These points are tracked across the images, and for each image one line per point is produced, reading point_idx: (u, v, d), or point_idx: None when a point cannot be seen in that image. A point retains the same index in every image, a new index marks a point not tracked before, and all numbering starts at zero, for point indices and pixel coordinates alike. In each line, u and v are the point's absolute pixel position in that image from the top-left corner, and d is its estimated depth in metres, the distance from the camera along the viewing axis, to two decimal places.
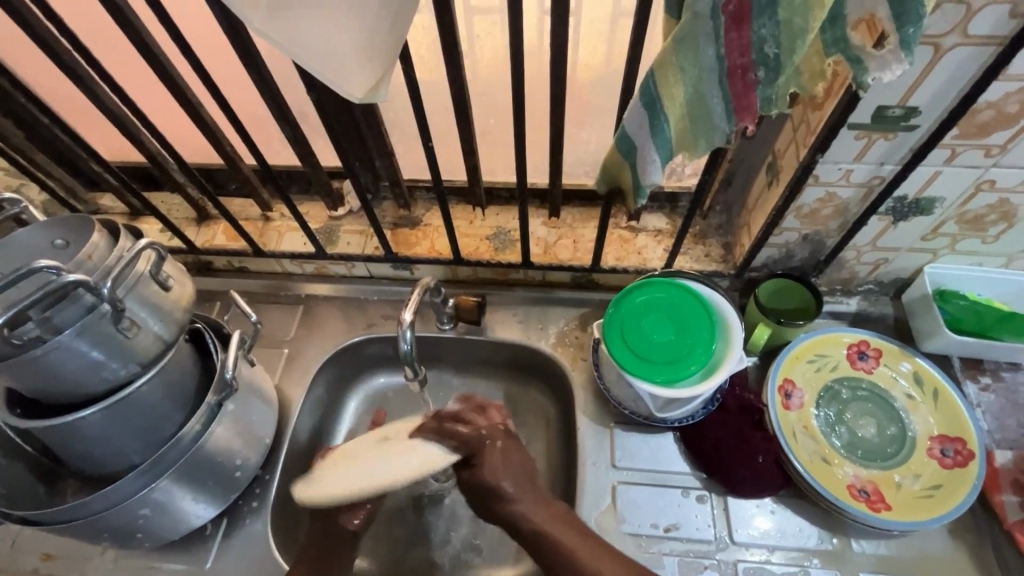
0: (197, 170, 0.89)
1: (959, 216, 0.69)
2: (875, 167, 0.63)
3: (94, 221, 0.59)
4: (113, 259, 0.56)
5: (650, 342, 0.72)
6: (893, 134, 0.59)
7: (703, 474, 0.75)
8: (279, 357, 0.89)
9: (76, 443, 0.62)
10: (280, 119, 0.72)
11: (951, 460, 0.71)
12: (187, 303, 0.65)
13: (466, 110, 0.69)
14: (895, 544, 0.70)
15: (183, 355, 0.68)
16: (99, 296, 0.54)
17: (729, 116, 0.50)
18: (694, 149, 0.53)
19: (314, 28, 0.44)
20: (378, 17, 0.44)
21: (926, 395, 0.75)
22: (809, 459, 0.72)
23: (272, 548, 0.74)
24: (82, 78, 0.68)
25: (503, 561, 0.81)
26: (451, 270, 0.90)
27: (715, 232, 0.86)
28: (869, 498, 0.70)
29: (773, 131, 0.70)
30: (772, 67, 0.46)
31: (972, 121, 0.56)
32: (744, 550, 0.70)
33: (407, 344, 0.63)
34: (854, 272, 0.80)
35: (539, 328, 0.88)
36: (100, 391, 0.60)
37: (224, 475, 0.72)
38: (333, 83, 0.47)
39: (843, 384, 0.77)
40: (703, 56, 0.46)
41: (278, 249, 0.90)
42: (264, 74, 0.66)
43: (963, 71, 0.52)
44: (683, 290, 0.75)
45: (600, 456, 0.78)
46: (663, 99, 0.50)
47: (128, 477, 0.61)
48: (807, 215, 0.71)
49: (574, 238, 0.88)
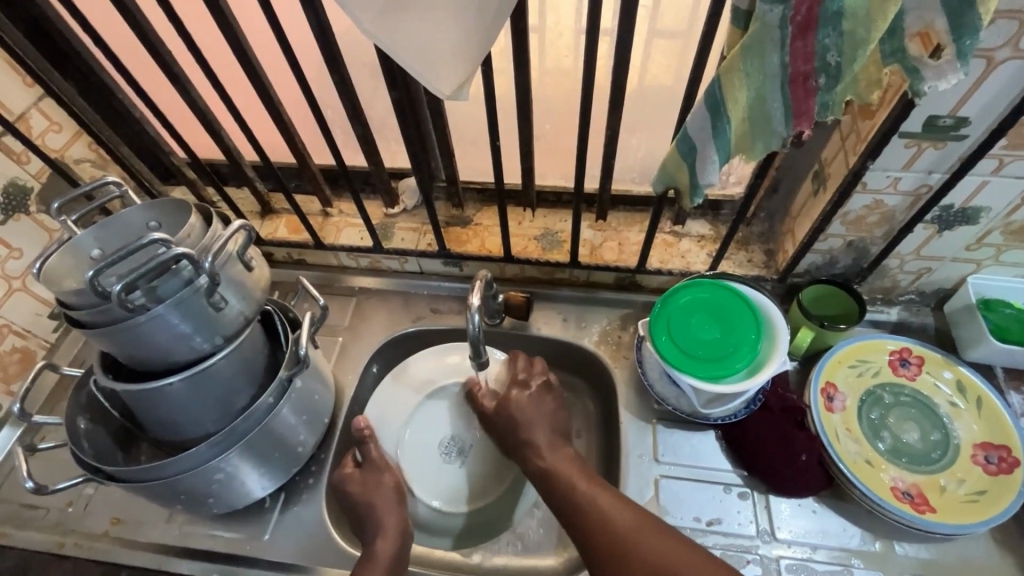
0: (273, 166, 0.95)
1: (1004, 227, 0.70)
2: (923, 176, 0.66)
3: (190, 205, 0.65)
4: (209, 238, 0.61)
5: (696, 340, 0.75)
6: (943, 143, 0.61)
7: (744, 472, 0.77)
8: (334, 345, 0.94)
9: (159, 408, 0.66)
10: (353, 118, 0.77)
11: (996, 467, 0.72)
12: (265, 284, 0.70)
13: (529, 114, 0.74)
14: (938, 548, 0.70)
15: (256, 334, 0.72)
16: (198, 270, 0.59)
17: (787, 120, 0.54)
18: (752, 150, 0.57)
19: (415, 30, 0.49)
20: (472, 22, 0.49)
21: (969, 403, 0.76)
22: (853, 460, 0.73)
23: (326, 524, 0.78)
24: (178, 76, 0.74)
25: (544, 551, 0.83)
26: (500, 268, 0.94)
27: (757, 239, 0.89)
28: (912, 500, 0.71)
29: (821, 141, 0.73)
30: (833, 75, 0.50)
31: (1020, 132, 0.59)
32: (786, 547, 0.71)
33: (475, 325, 0.69)
34: (896, 281, 0.82)
35: (582, 327, 0.92)
36: (186, 361, 0.65)
37: (287, 450, 0.75)
38: (425, 78, 0.52)
39: (886, 389, 0.78)
40: (768, 63, 0.50)
41: (336, 243, 0.95)
42: (345, 75, 0.72)
43: (1015, 83, 0.54)
44: (730, 291, 0.78)
45: (643, 451, 0.80)
46: (727, 103, 0.54)
47: (205, 443, 0.65)
48: (853, 221, 0.73)
49: (619, 240, 0.91)
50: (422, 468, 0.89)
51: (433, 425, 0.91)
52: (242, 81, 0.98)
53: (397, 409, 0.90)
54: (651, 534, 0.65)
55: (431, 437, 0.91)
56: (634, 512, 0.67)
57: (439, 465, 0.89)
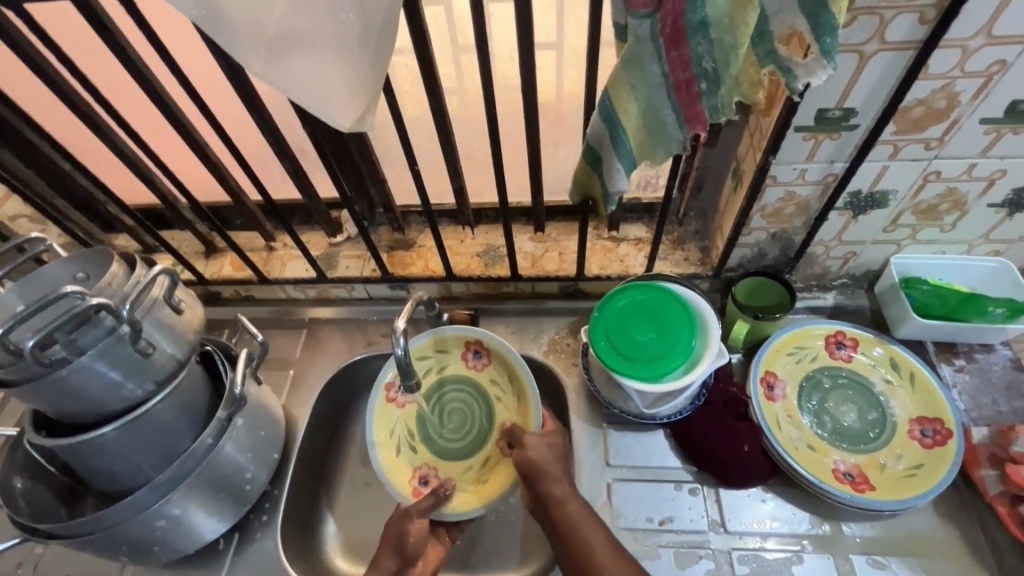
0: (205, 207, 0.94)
1: (913, 207, 0.73)
2: (827, 165, 0.68)
3: (113, 254, 0.65)
4: (130, 285, 0.61)
5: (633, 342, 0.76)
6: (838, 134, 0.64)
7: (694, 467, 0.77)
8: (285, 378, 0.94)
9: (94, 460, 0.66)
10: (280, 153, 0.78)
11: (931, 439, 0.74)
12: (198, 326, 0.70)
13: (449, 136, 0.76)
14: (882, 525, 0.71)
15: (195, 376, 0.72)
16: (119, 319, 0.59)
17: (681, 125, 0.56)
18: (654, 156, 0.59)
19: (303, 68, 0.50)
20: (360, 53, 0.50)
21: (902, 378, 0.78)
22: (796, 446, 0.75)
23: (283, 561, 0.77)
24: (100, 127, 0.74)
25: (507, 566, 0.82)
26: (445, 287, 0.95)
27: (692, 237, 0.91)
28: (853, 480, 0.72)
29: (732, 141, 0.76)
30: (712, 79, 0.52)
31: (906, 118, 0.62)
32: (738, 539, 0.72)
33: (402, 348, 0.68)
34: (825, 267, 0.84)
35: (532, 338, 0.93)
36: (118, 410, 0.65)
37: (235, 488, 0.75)
38: (324, 114, 0.52)
39: (825, 373, 0.80)
40: (649, 73, 0.52)
41: (281, 275, 0.96)
42: (265, 114, 0.73)
43: (891, 72, 0.57)
44: (663, 291, 0.79)
45: (594, 456, 0.80)
46: (620, 113, 0.56)
47: (142, 491, 0.65)
48: (772, 214, 0.76)
49: (560, 250, 0.93)
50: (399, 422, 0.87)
51: (442, 448, 0.87)
52: (148, 109, 1.00)
53: (405, 479, 0.84)
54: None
55: (439, 417, 0.89)
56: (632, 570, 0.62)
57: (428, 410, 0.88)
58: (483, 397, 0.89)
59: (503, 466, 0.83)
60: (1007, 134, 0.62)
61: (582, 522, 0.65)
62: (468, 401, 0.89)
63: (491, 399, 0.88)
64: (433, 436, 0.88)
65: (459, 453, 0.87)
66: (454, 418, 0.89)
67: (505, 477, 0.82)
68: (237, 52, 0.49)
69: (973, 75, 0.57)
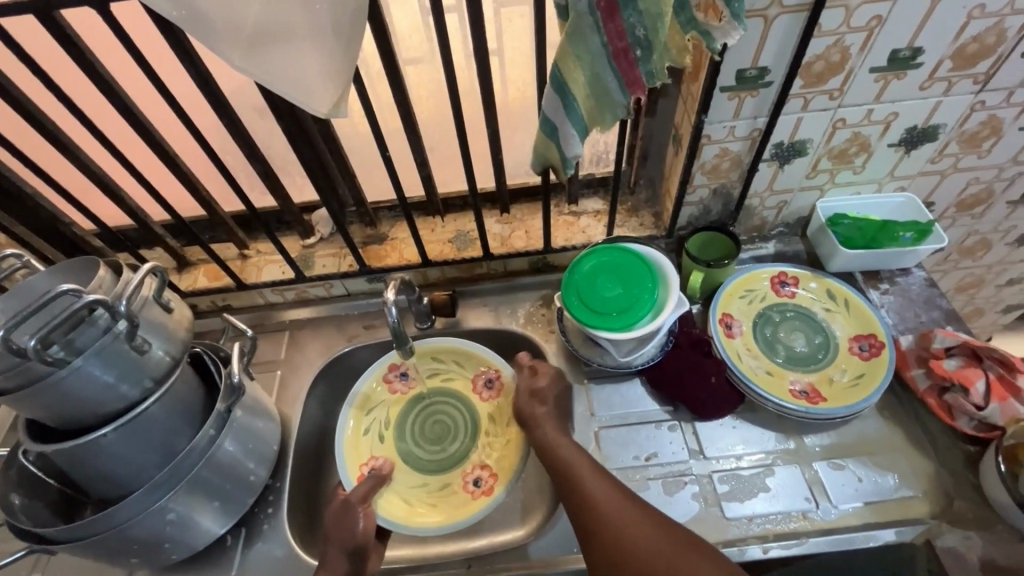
0: (190, 222, 0.95)
1: (828, 152, 0.84)
2: (751, 121, 0.78)
3: (98, 260, 0.67)
4: (121, 284, 0.63)
5: (603, 298, 0.83)
6: (756, 92, 0.74)
7: (670, 407, 0.85)
8: (273, 379, 0.96)
9: (95, 464, 0.66)
10: (251, 156, 0.81)
11: (868, 352, 0.84)
12: (188, 324, 0.72)
13: (414, 126, 0.81)
14: (837, 432, 0.80)
15: (188, 375, 0.73)
16: (115, 315, 0.60)
17: (623, 90, 0.64)
18: (603, 122, 0.66)
19: (281, 58, 0.54)
20: (333, 42, 0.54)
21: (839, 305, 0.88)
22: (755, 374, 0.84)
23: (292, 546, 0.80)
24: (66, 144, 0.75)
25: (511, 525, 0.87)
26: (421, 274, 0.99)
27: (644, 204, 0.99)
28: (808, 395, 0.81)
29: (669, 109, 0.85)
30: (646, 46, 0.60)
31: (810, 72, 0.72)
32: (716, 462, 0.79)
33: (395, 318, 0.74)
34: (763, 218, 0.95)
35: (509, 312, 0.98)
36: (117, 411, 0.66)
37: (239, 480, 0.77)
38: (303, 103, 0.57)
39: (773, 310, 0.90)
40: (592, 44, 0.60)
41: (258, 280, 0.98)
42: (234, 117, 0.76)
43: (792, 32, 0.67)
44: (625, 251, 0.86)
45: (580, 410, 0.86)
46: (570, 83, 0.63)
47: (148, 487, 0.66)
48: (710, 170, 0.85)
49: (526, 228, 0.99)
50: (385, 417, 0.93)
51: (412, 451, 0.91)
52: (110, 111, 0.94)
53: (358, 462, 0.87)
54: (654, 533, 0.63)
55: (423, 421, 0.94)
56: (629, 499, 0.67)
57: (418, 418, 0.94)
58: (474, 429, 0.93)
59: (459, 499, 0.86)
60: (893, 80, 0.73)
61: (567, 469, 0.71)
62: (457, 418, 0.93)
63: (478, 430, 0.93)
64: (406, 437, 0.92)
65: (426, 465, 0.90)
66: (437, 431, 0.93)
67: (461, 510, 0.84)
68: (217, 47, 0.52)
69: (858, 30, 0.67)
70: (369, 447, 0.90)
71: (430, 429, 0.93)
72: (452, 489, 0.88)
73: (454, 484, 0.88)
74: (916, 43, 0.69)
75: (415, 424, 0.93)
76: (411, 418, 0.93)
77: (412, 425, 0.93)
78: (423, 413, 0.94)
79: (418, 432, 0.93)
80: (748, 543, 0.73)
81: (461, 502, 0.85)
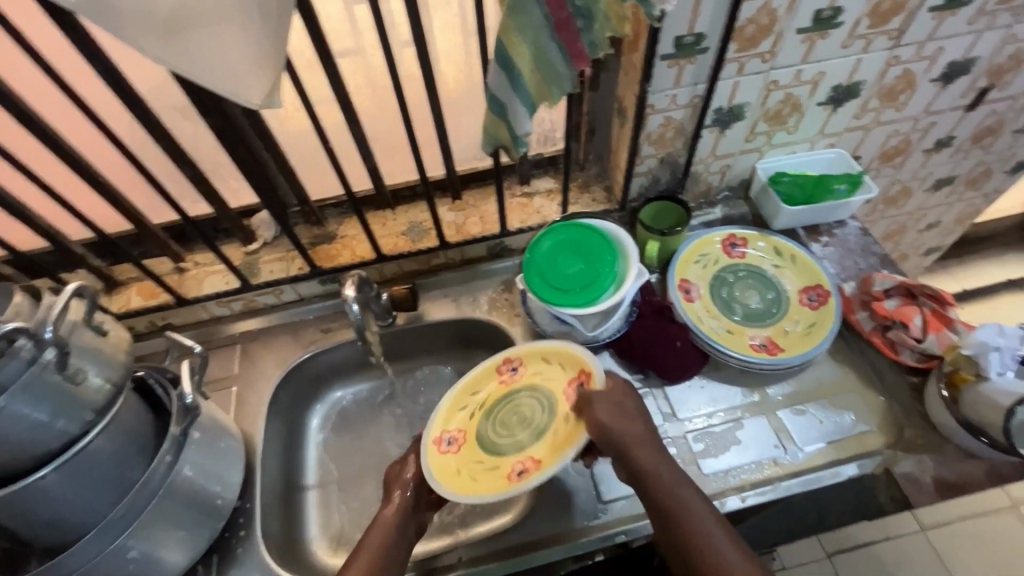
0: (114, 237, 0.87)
1: (764, 115, 0.87)
2: (692, 88, 0.79)
3: (13, 286, 0.60)
4: (44, 310, 0.57)
5: (564, 275, 0.83)
6: (694, 58, 0.75)
7: (640, 375, 0.86)
8: (228, 397, 0.90)
9: (37, 511, 0.60)
10: (178, 160, 0.75)
11: (817, 302, 0.88)
12: (127, 346, 0.66)
13: (355, 116, 0.77)
14: (796, 380, 0.85)
15: (133, 402, 0.68)
16: (42, 343, 0.55)
17: (568, 62, 0.63)
18: (551, 97, 0.65)
19: (202, 47, 0.49)
20: (260, 25, 0.51)
21: (786, 260, 0.93)
22: (718, 333, 0.86)
23: (272, 565, 0.76)
24: None
25: (497, 513, 0.87)
26: (376, 270, 0.96)
27: (595, 180, 1.00)
28: (767, 348, 0.85)
29: (612, 82, 0.85)
30: (586, 16, 0.60)
31: (742, 36, 0.74)
32: (688, 422, 0.82)
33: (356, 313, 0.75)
34: (709, 183, 0.98)
35: (471, 301, 0.97)
36: (55, 450, 0.60)
37: (205, 506, 0.72)
38: (234, 94, 0.53)
39: (727, 271, 0.93)
40: (534, 16, 0.58)
41: (200, 294, 0.91)
42: (154, 119, 0.69)
43: None
44: (581, 227, 0.87)
45: None
46: (514, 57, 0.61)
47: (103, 526, 0.61)
48: (657, 140, 0.86)
49: (480, 214, 0.98)
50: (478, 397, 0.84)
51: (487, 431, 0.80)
52: None
53: (440, 425, 0.82)
54: None
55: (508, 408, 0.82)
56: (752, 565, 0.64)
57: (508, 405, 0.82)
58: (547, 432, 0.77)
59: (495, 483, 0.73)
60: (817, 40, 0.77)
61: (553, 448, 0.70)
62: (542, 432, 0.77)
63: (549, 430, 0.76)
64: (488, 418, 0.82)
65: (494, 448, 0.78)
66: (516, 419, 0.80)
67: (478, 490, 0.74)
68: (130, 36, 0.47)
69: None
70: (459, 418, 0.83)
71: (508, 415, 0.81)
72: (494, 474, 0.75)
73: (500, 471, 0.75)
74: (836, 3, 0.73)
75: (502, 408, 0.82)
76: (502, 403, 0.82)
77: (501, 408, 0.82)
78: (517, 399, 0.82)
79: (500, 415, 0.81)
80: (727, 495, 0.76)
81: (492, 487, 0.73)
